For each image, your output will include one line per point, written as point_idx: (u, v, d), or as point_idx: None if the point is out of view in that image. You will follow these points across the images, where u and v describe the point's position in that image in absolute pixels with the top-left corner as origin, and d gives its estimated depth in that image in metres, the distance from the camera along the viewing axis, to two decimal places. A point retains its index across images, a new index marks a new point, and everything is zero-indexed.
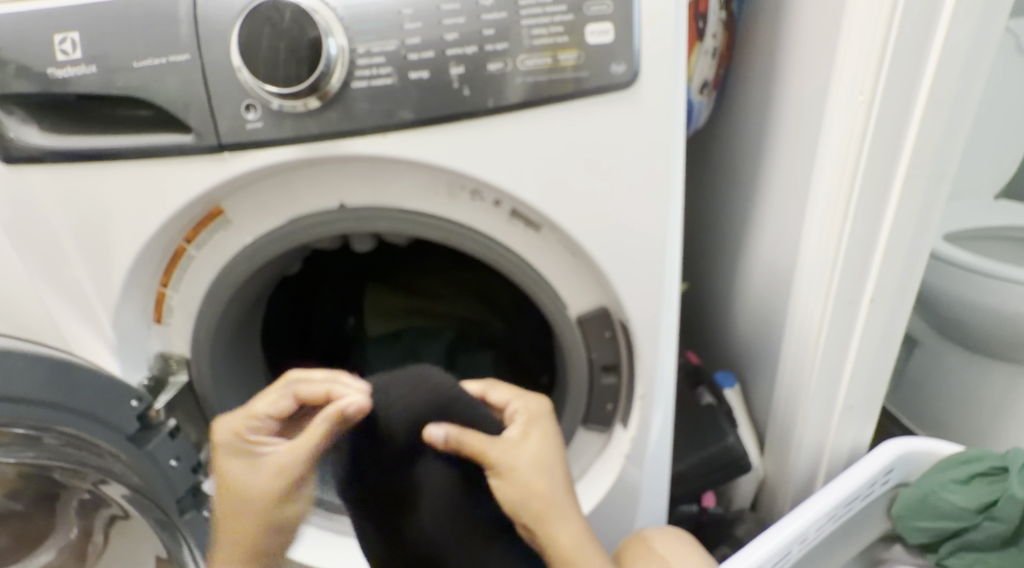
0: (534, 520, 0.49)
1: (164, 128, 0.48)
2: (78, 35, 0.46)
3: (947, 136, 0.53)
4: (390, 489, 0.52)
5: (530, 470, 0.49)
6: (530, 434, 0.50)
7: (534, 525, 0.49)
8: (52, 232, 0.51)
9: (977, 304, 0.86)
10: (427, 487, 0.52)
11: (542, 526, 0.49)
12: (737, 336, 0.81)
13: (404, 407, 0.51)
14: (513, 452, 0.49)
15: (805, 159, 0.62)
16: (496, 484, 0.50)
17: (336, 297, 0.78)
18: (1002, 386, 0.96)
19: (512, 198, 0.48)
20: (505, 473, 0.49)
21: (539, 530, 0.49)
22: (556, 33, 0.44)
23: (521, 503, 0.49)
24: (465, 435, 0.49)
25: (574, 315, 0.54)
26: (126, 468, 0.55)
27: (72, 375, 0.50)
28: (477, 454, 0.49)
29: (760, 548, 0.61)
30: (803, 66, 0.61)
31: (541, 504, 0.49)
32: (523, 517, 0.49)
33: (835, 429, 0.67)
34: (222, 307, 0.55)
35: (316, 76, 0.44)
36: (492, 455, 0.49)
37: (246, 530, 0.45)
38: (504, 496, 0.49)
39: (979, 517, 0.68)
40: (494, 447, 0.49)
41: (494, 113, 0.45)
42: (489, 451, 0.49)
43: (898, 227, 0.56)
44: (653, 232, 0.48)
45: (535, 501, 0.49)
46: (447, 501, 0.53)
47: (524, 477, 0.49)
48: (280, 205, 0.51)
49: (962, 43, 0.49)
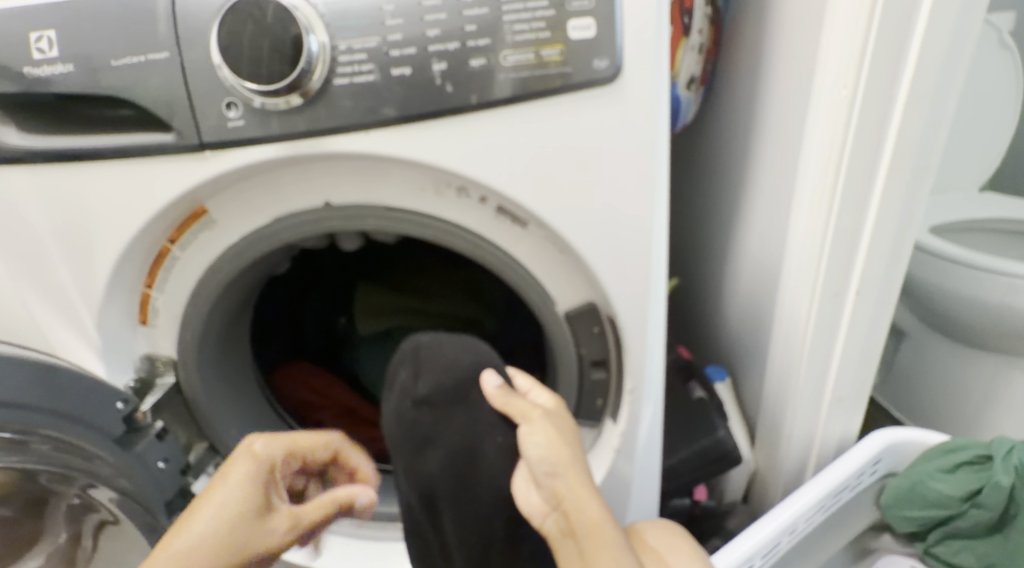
0: (569, 484, 0.45)
1: (144, 126, 0.48)
2: (55, 33, 0.46)
3: (930, 128, 0.53)
4: (413, 434, 0.51)
5: (570, 439, 0.47)
6: (567, 415, 0.50)
7: (566, 489, 0.45)
8: (34, 234, 0.50)
9: (964, 296, 0.87)
10: (432, 473, 0.50)
11: (576, 490, 0.45)
12: (726, 330, 0.81)
13: (439, 372, 0.51)
14: (551, 415, 0.48)
15: (790, 154, 0.62)
16: (529, 443, 0.47)
17: (327, 297, 0.79)
18: (989, 376, 0.96)
19: (498, 195, 0.48)
20: (546, 433, 0.47)
21: (571, 497, 0.45)
22: (538, 29, 0.44)
23: (558, 465, 0.46)
24: (513, 394, 0.50)
25: (563, 311, 0.54)
26: (113, 471, 0.54)
27: (55, 378, 0.50)
28: (520, 412, 0.49)
29: (751, 540, 0.62)
30: (788, 60, 0.61)
31: (578, 470, 0.46)
32: (555, 480, 0.46)
33: (824, 421, 0.68)
34: (208, 308, 0.54)
35: (297, 73, 0.43)
36: (537, 414, 0.48)
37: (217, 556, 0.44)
38: (540, 455, 0.46)
39: (966, 505, 0.69)
40: (540, 410, 0.48)
41: (477, 109, 0.45)
42: (535, 411, 0.48)
43: (883, 220, 0.56)
44: (639, 228, 0.48)
45: (572, 466, 0.46)
46: (449, 490, 0.50)
47: (564, 442, 0.47)
48: (266, 204, 0.51)
49: (941, 36, 0.49)
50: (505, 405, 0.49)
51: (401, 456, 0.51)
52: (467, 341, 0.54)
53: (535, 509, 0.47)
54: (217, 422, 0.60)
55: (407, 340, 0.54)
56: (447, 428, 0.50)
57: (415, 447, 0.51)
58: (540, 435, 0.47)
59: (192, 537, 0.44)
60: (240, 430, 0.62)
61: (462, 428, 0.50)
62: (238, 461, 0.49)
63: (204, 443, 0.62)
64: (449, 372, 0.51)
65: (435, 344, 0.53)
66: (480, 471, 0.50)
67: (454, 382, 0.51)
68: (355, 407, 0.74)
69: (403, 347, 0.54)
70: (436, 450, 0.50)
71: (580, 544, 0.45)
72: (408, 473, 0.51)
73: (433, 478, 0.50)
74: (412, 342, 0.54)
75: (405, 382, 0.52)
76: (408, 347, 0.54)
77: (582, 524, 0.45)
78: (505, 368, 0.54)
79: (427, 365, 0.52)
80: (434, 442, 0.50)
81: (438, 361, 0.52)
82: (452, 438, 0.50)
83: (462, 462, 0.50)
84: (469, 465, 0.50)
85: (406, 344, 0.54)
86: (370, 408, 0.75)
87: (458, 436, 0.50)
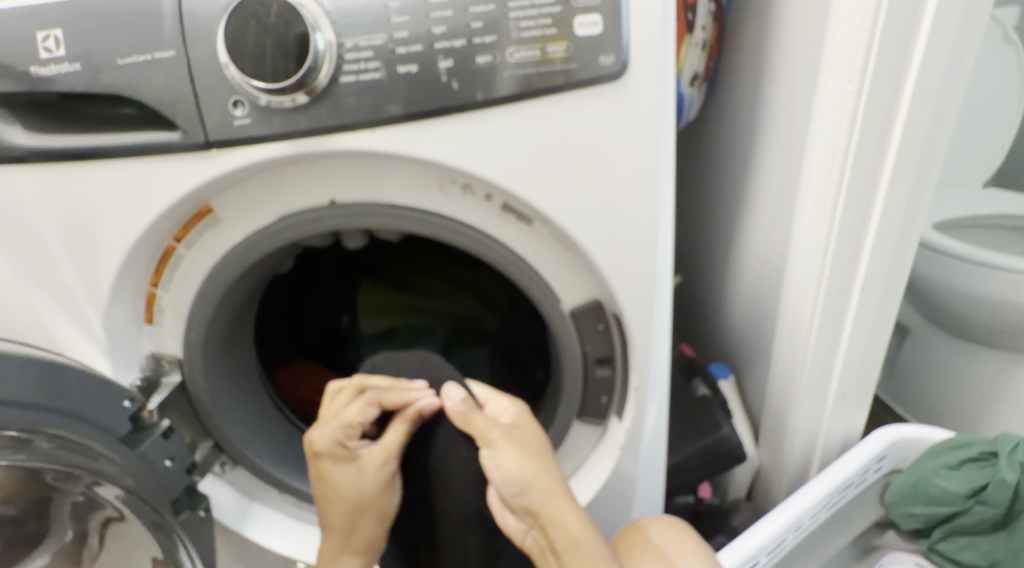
0: (539, 500, 0.46)
1: (149, 125, 0.48)
2: (60, 32, 0.46)
3: (935, 124, 0.53)
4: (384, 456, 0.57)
5: (536, 455, 0.48)
6: (528, 422, 0.50)
7: (538, 505, 0.46)
8: (40, 234, 0.50)
9: (968, 293, 0.87)
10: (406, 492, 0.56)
11: (549, 507, 0.46)
12: (730, 328, 0.81)
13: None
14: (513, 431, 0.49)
15: (794, 151, 0.62)
16: (494, 465, 0.47)
17: (329, 297, 0.79)
18: (993, 373, 0.96)
19: (504, 193, 0.48)
20: (507, 452, 0.47)
21: (544, 511, 0.46)
22: (544, 25, 0.44)
23: (524, 484, 0.47)
24: (474, 410, 0.50)
25: (568, 308, 0.54)
26: (119, 470, 0.54)
27: (59, 377, 0.50)
28: (481, 431, 0.49)
29: (757, 536, 0.62)
30: (792, 55, 0.61)
31: (547, 485, 0.47)
32: (526, 498, 0.46)
33: (828, 417, 0.68)
34: (212, 306, 0.54)
35: (303, 72, 0.43)
36: (497, 433, 0.48)
37: (365, 531, 0.52)
38: (504, 476, 0.47)
39: (970, 502, 0.68)
40: (499, 428, 0.49)
41: (484, 106, 0.45)
42: (494, 430, 0.49)
43: (887, 218, 0.56)
44: (644, 225, 0.48)
45: (539, 482, 0.46)
46: (422, 505, 0.56)
47: (529, 460, 0.47)
48: (270, 203, 0.51)
49: (947, 32, 0.49)
50: (464, 423, 0.50)
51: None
52: (423, 356, 0.58)
53: (514, 529, 0.48)
54: (222, 421, 0.60)
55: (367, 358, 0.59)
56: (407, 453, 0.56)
57: None
58: (502, 455, 0.47)
59: (334, 532, 0.52)
60: (245, 429, 0.62)
61: (421, 450, 0.55)
62: (320, 461, 0.51)
63: (210, 441, 0.62)
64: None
65: (390, 363, 0.58)
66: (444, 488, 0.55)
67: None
68: None
69: (364, 366, 0.59)
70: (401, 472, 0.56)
71: (561, 559, 0.46)
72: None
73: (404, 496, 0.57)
74: (369, 362, 0.59)
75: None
76: (366, 365, 0.59)
77: (559, 540, 0.46)
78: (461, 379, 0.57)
79: None
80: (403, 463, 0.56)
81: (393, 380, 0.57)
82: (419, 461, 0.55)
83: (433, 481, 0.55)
84: (436, 484, 0.55)
85: (364, 365, 0.59)
86: None
87: (419, 458, 0.55)
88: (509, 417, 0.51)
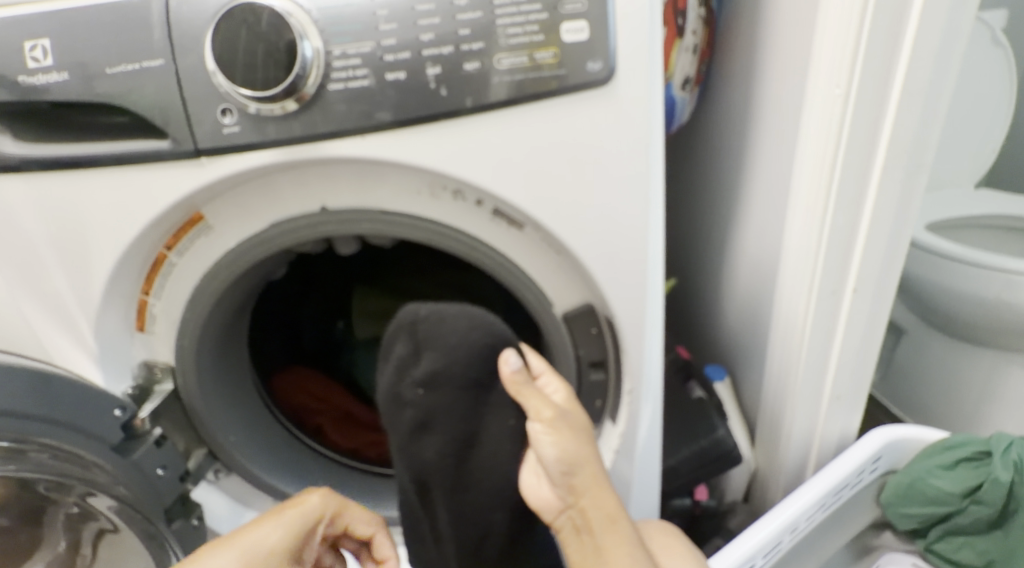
0: (585, 482, 0.46)
1: (141, 134, 0.48)
2: (49, 42, 0.46)
3: (923, 125, 0.53)
4: (409, 420, 0.50)
5: (585, 439, 0.47)
6: (577, 406, 0.48)
7: (584, 487, 0.46)
8: (27, 243, 0.50)
9: (960, 292, 0.87)
10: (429, 458, 0.51)
11: (594, 489, 0.46)
12: (725, 329, 0.81)
13: (446, 349, 0.50)
14: (565, 412, 0.47)
15: (787, 152, 0.62)
16: (543, 445, 0.46)
17: (319, 305, 0.79)
18: (986, 372, 0.97)
19: (494, 198, 0.48)
20: (561, 436, 0.46)
21: (587, 495, 0.46)
22: (532, 32, 0.44)
23: (575, 464, 0.46)
24: (528, 383, 0.48)
25: (560, 313, 0.54)
26: (111, 479, 0.54)
27: (49, 386, 0.50)
28: (531, 406, 0.47)
29: (753, 538, 0.62)
30: (783, 56, 0.61)
31: (594, 469, 0.46)
32: (572, 478, 0.46)
33: (823, 418, 0.67)
34: (205, 314, 0.54)
35: (293, 78, 0.43)
36: (552, 413, 0.46)
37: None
38: (555, 457, 0.46)
39: (966, 501, 0.69)
40: (553, 409, 0.46)
41: (473, 112, 0.45)
42: (548, 409, 0.46)
43: (877, 219, 0.56)
44: (635, 229, 0.48)
45: (590, 464, 0.46)
46: (447, 480, 0.51)
47: (583, 443, 0.46)
48: (262, 207, 0.51)
49: (932, 33, 0.49)
50: (516, 394, 0.48)
51: (398, 435, 0.51)
52: (472, 312, 0.51)
53: (547, 505, 0.48)
54: (217, 428, 0.59)
55: (405, 309, 0.51)
56: (446, 417, 0.50)
57: (413, 430, 0.50)
58: (556, 436, 0.46)
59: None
60: (240, 435, 0.62)
61: (463, 417, 0.50)
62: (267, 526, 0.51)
63: (203, 449, 0.62)
64: (455, 353, 0.50)
65: (437, 319, 0.50)
66: (478, 458, 0.51)
67: (460, 362, 0.50)
68: (353, 411, 0.76)
69: (399, 317, 0.51)
70: (434, 437, 0.50)
71: (596, 540, 0.46)
72: (403, 457, 0.51)
73: (427, 465, 0.51)
74: (410, 312, 0.51)
75: (401, 356, 0.50)
76: (404, 316, 0.51)
77: (596, 521, 0.46)
78: (517, 345, 0.51)
79: (428, 345, 0.50)
80: (433, 429, 0.50)
81: (441, 342, 0.50)
82: (453, 427, 0.50)
83: (460, 448, 0.51)
84: (469, 452, 0.51)
85: (404, 314, 0.51)
86: (367, 413, 0.77)
87: (458, 425, 0.50)
88: (562, 397, 0.48)
